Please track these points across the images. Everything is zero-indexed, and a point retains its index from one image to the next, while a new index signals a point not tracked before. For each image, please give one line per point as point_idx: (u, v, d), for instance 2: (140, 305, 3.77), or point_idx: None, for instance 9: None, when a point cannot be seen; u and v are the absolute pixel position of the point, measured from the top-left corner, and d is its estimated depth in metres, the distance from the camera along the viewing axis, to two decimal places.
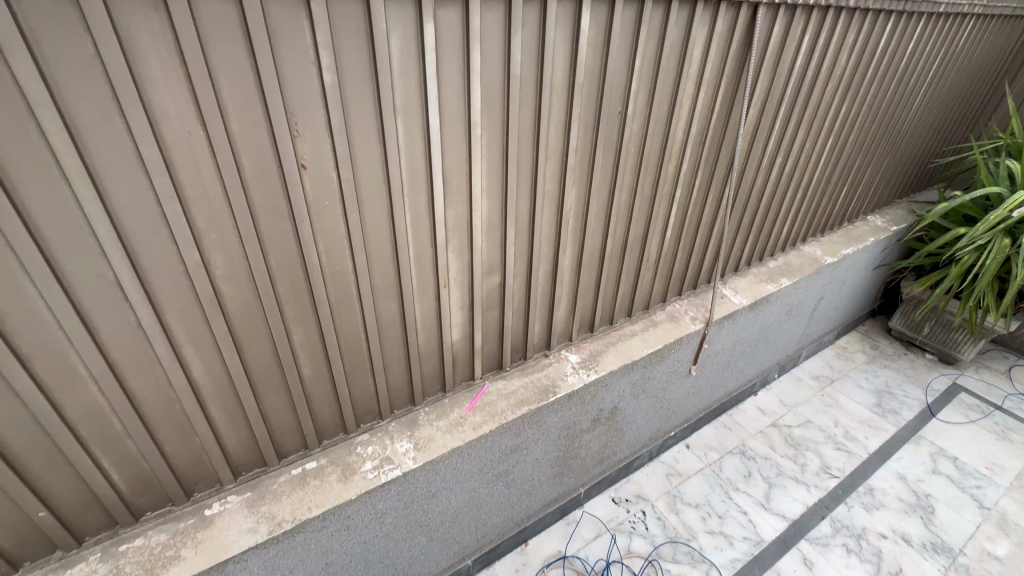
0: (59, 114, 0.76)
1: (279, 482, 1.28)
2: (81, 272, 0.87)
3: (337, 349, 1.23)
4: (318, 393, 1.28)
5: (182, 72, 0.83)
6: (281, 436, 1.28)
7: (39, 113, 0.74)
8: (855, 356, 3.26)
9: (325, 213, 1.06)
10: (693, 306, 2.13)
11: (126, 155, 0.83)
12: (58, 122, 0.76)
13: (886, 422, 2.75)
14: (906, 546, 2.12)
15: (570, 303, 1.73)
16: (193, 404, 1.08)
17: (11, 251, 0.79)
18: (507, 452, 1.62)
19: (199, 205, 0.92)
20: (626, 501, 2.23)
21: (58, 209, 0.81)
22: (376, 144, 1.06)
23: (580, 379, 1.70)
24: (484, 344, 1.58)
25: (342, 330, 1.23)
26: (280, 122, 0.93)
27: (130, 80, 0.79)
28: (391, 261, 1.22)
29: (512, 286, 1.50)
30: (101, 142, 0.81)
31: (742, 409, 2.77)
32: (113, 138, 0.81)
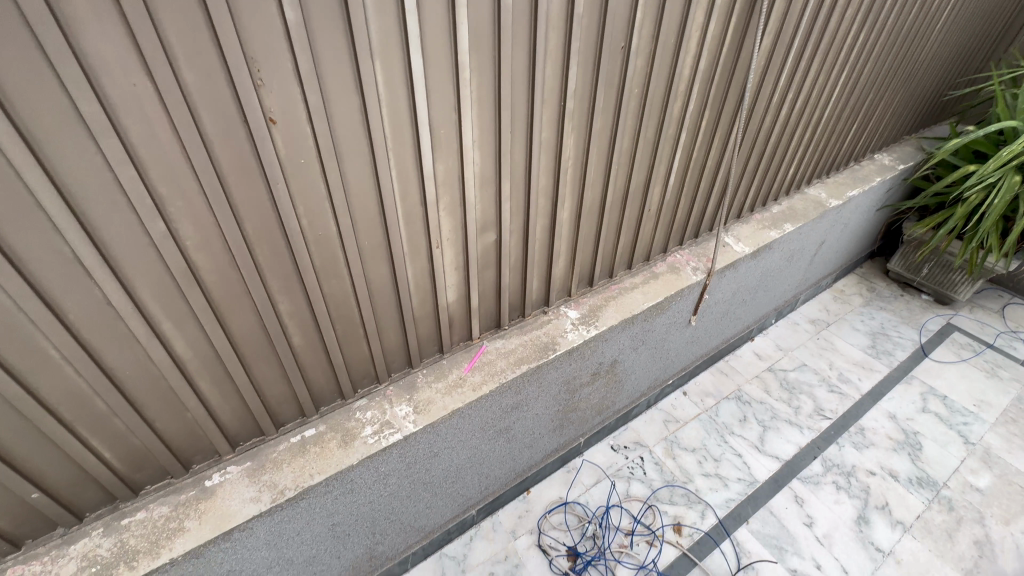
0: None
1: (278, 451, 1.26)
2: (34, 249, 0.78)
3: (328, 316, 1.18)
4: (311, 362, 1.24)
5: (116, 12, 0.70)
6: (277, 406, 1.25)
7: None
8: (852, 300, 3.25)
9: (302, 172, 0.97)
10: (694, 255, 2.06)
11: (64, 115, 0.72)
12: None
13: (880, 364, 2.78)
14: (894, 481, 2.20)
15: (568, 258, 1.66)
16: (179, 381, 1.03)
17: None
18: (508, 409, 1.61)
19: (158, 170, 0.83)
20: (625, 447, 2.27)
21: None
22: (353, 91, 0.95)
23: (580, 336, 1.67)
24: (481, 304, 1.52)
25: (331, 297, 1.16)
26: (239, 69, 0.81)
27: (55, 24, 0.66)
28: (379, 222, 1.14)
29: (508, 243, 1.43)
30: (32, 100, 0.70)
31: (739, 355, 2.78)
32: (45, 94, 0.70)
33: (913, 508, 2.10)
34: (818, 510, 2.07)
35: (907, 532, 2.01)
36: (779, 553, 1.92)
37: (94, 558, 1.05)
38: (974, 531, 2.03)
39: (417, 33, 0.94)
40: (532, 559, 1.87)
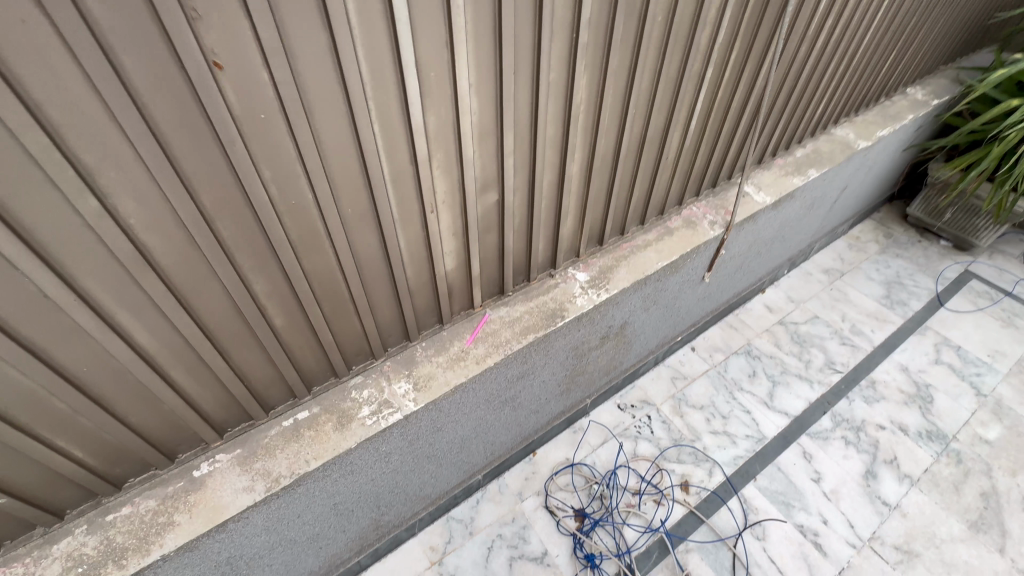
0: None
1: (270, 436, 1.18)
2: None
3: (312, 294, 1.04)
4: (297, 343, 1.12)
5: None
6: (264, 390, 1.15)
7: None
8: (867, 247, 3.11)
9: (265, 130, 0.80)
10: (712, 208, 1.90)
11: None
12: None
13: (893, 315, 2.70)
14: (902, 435, 2.17)
15: (578, 217, 1.51)
16: (148, 374, 0.92)
17: None
18: (514, 379, 1.52)
19: (79, 134, 0.66)
20: (632, 406, 2.22)
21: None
22: (318, 25, 0.75)
23: (590, 301, 1.55)
24: (483, 270, 1.38)
25: (314, 273, 1.03)
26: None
27: None
28: (363, 186, 0.97)
29: (512, 203, 1.27)
30: None
31: (749, 308, 2.68)
32: None
33: (921, 461, 2.09)
34: (826, 465, 2.06)
35: (914, 486, 2.01)
36: (787, 510, 1.92)
37: (79, 558, 0.98)
38: (980, 483, 2.03)
39: None
40: (540, 520, 1.86)
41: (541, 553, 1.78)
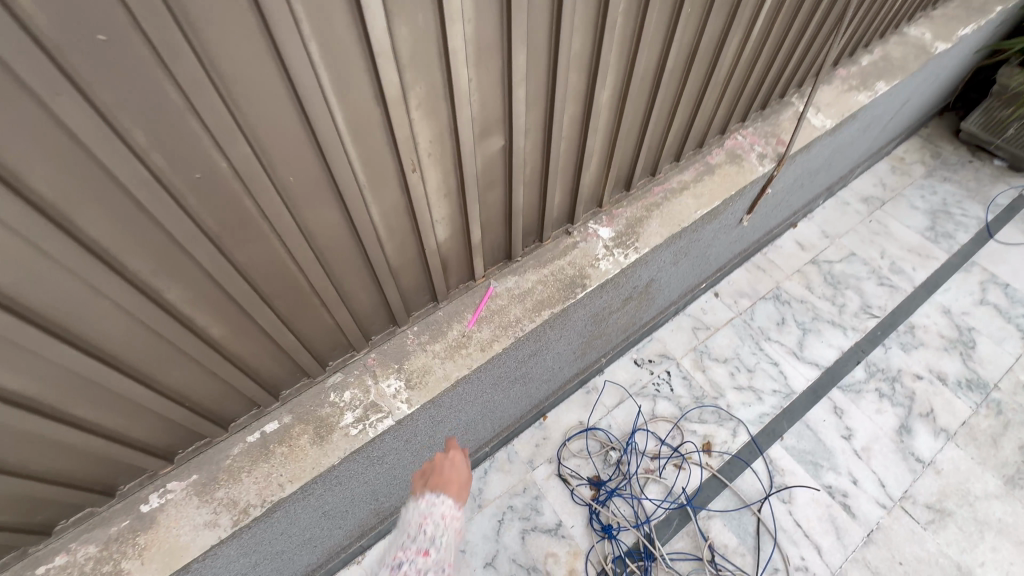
0: None
1: (232, 456, 0.96)
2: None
3: (255, 294, 0.77)
4: (249, 352, 0.86)
5: None
6: (216, 406, 0.91)
7: None
8: (912, 170, 2.76)
9: (115, 67, 0.48)
10: (761, 136, 1.54)
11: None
12: None
13: (937, 249, 2.43)
14: (940, 386, 2.01)
15: (603, 159, 1.18)
16: (38, 421, 0.68)
17: None
18: (525, 358, 1.29)
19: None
20: (650, 361, 2.03)
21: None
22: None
23: (616, 264, 1.26)
24: (485, 236, 1.09)
25: (253, 269, 0.75)
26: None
27: None
28: (306, 146, 0.66)
29: (522, 150, 0.94)
30: None
31: (779, 246, 2.40)
32: None
33: (959, 414, 1.94)
34: (858, 420, 1.92)
35: (950, 440, 1.88)
36: (815, 471, 1.80)
37: None
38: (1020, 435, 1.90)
39: None
40: (553, 490, 1.74)
41: (555, 524, 1.68)
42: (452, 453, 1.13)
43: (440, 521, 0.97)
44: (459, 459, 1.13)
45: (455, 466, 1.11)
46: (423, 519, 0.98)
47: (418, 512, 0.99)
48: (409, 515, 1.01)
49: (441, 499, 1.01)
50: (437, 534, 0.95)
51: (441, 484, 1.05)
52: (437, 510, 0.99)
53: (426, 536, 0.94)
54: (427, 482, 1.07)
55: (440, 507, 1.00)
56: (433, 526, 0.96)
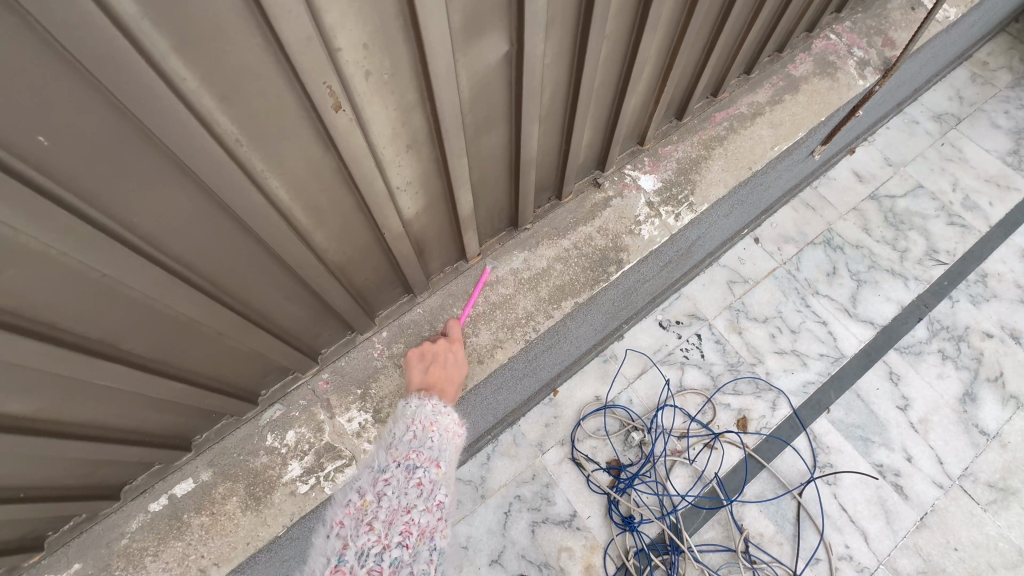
0: None
1: (131, 534, 0.71)
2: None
3: (47, 330, 0.49)
4: (99, 410, 0.59)
5: None
6: (85, 477, 0.65)
7: None
8: (997, 78, 2.27)
9: None
10: (862, 34, 1.10)
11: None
12: None
13: (1020, 178, 2.04)
14: (1013, 345, 1.73)
15: (657, 74, 0.78)
16: None
17: None
18: (537, 355, 0.98)
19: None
20: (677, 323, 1.73)
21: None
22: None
23: (663, 230, 0.91)
24: (482, 200, 0.73)
25: (29, 298, 0.46)
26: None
27: None
28: (41, 75, 0.35)
29: (541, 61, 0.56)
30: None
31: (833, 177, 2.00)
32: None
33: None
34: (916, 389, 1.66)
35: (1020, 409, 1.64)
36: (864, 447, 1.58)
37: None
38: None
39: None
40: (566, 476, 1.52)
41: (569, 515, 1.48)
42: (455, 345, 0.78)
43: (450, 431, 0.68)
44: (462, 355, 0.79)
45: (458, 361, 0.77)
46: (431, 426, 0.66)
47: (420, 411, 0.68)
48: (403, 412, 0.70)
49: (450, 405, 0.71)
50: (449, 446, 0.67)
51: (440, 385, 0.72)
52: (443, 420, 0.69)
53: (436, 444, 0.66)
54: (423, 372, 0.74)
55: (446, 417, 0.69)
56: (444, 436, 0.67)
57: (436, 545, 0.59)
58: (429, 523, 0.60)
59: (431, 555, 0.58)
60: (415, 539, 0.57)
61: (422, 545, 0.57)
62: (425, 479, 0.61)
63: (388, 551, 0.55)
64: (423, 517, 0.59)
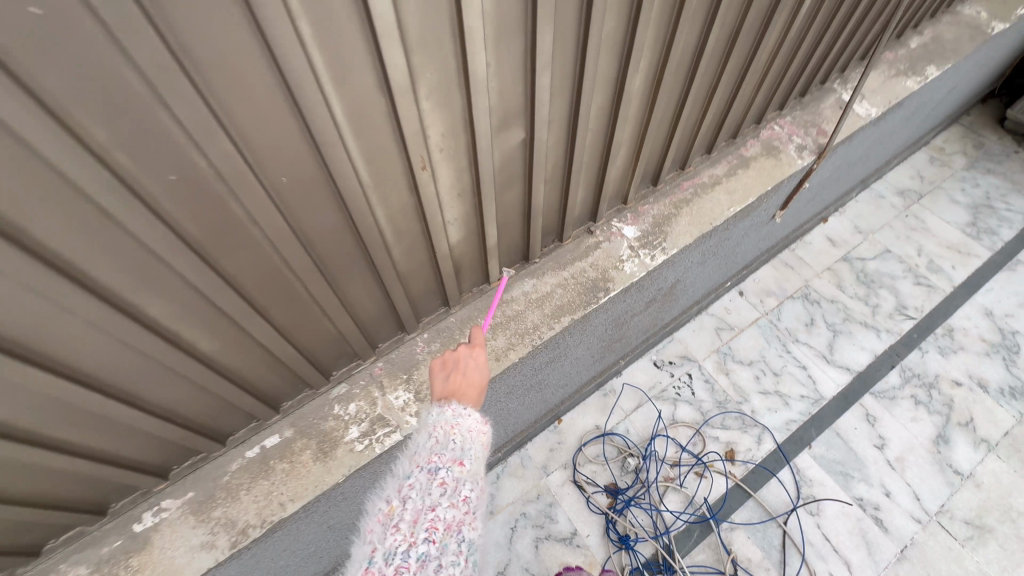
0: None
1: (230, 473, 0.90)
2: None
3: (247, 305, 0.70)
4: (242, 361, 0.79)
5: None
6: (212, 422, 0.85)
7: None
8: (953, 162, 2.60)
9: (49, 39, 0.38)
10: (799, 126, 1.42)
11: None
12: None
13: (979, 246, 2.29)
14: (981, 393, 1.90)
15: (631, 154, 1.09)
16: (5, 447, 0.61)
17: None
18: (541, 365, 1.21)
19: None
20: (670, 363, 1.94)
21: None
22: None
23: (642, 267, 1.17)
24: (503, 235, 1.01)
25: (241, 274, 0.67)
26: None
27: None
28: (292, 137, 0.56)
29: (546, 143, 0.86)
30: None
31: (807, 242, 2.27)
32: None
33: (1001, 424, 1.83)
34: (892, 430, 1.81)
35: (991, 451, 1.77)
36: (845, 481, 1.71)
37: None
38: None
39: None
40: (567, 496, 1.67)
41: (570, 533, 1.61)
42: (474, 351, 0.94)
43: (471, 433, 0.80)
44: (481, 359, 0.95)
45: (478, 364, 0.93)
46: (452, 430, 0.79)
47: (443, 418, 0.81)
48: (429, 420, 0.82)
49: (470, 409, 0.84)
50: (471, 446, 0.79)
51: (461, 392, 0.86)
52: (465, 423, 0.81)
53: (458, 446, 0.78)
54: (446, 381, 0.89)
55: (468, 419, 0.82)
56: (464, 438, 0.80)
57: (463, 536, 0.69)
58: (455, 517, 0.70)
59: (459, 545, 0.68)
60: (442, 533, 0.67)
61: (448, 537, 0.68)
62: (448, 478, 0.73)
63: (417, 545, 0.66)
64: (449, 512, 0.70)
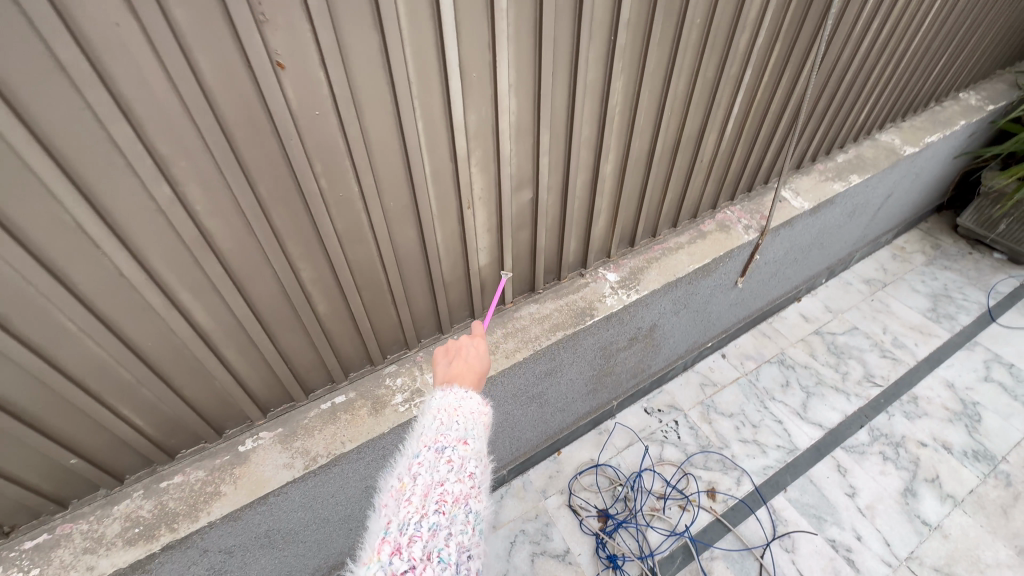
0: None
1: (308, 418, 1.24)
2: (5, 195, 0.67)
3: (353, 283, 1.11)
4: (337, 328, 1.18)
5: None
6: (305, 374, 1.22)
7: None
8: (913, 259, 2.99)
9: (314, 122, 0.84)
10: (747, 212, 1.87)
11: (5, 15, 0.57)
12: None
13: (940, 328, 2.58)
14: (946, 454, 2.08)
15: (610, 218, 1.53)
16: (203, 350, 1.00)
17: None
18: (542, 375, 1.55)
19: (140, 101, 0.69)
20: (659, 410, 2.21)
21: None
22: (367, 8, 0.78)
23: (620, 301, 1.56)
24: (516, 266, 1.42)
25: (355, 260, 1.08)
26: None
27: None
28: (400, 177, 1.01)
29: (546, 202, 1.30)
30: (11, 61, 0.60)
31: (783, 316, 2.62)
32: (26, 52, 0.60)
33: (966, 482, 1.99)
34: (861, 480, 1.99)
35: (958, 506, 1.92)
36: (818, 523, 1.87)
37: (136, 519, 1.07)
38: None
39: None
40: (563, 518, 1.87)
41: (564, 550, 1.79)
42: (474, 341, 1.13)
43: (472, 415, 0.92)
44: (481, 350, 1.13)
45: (479, 354, 1.11)
46: (454, 412, 0.91)
47: (446, 402, 0.92)
48: (431, 405, 0.94)
49: (472, 393, 0.95)
50: (473, 425, 0.91)
51: (461, 375, 1.02)
52: (467, 405, 0.93)
53: (461, 427, 0.89)
54: (448, 367, 1.05)
55: (469, 402, 0.94)
56: (466, 419, 0.91)
57: (470, 507, 0.81)
58: (462, 491, 0.82)
59: (467, 515, 0.80)
60: (451, 505, 0.79)
61: (456, 509, 0.79)
62: (454, 457, 0.84)
63: (427, 517, 0.77)
64: (456, 487, 0.82)
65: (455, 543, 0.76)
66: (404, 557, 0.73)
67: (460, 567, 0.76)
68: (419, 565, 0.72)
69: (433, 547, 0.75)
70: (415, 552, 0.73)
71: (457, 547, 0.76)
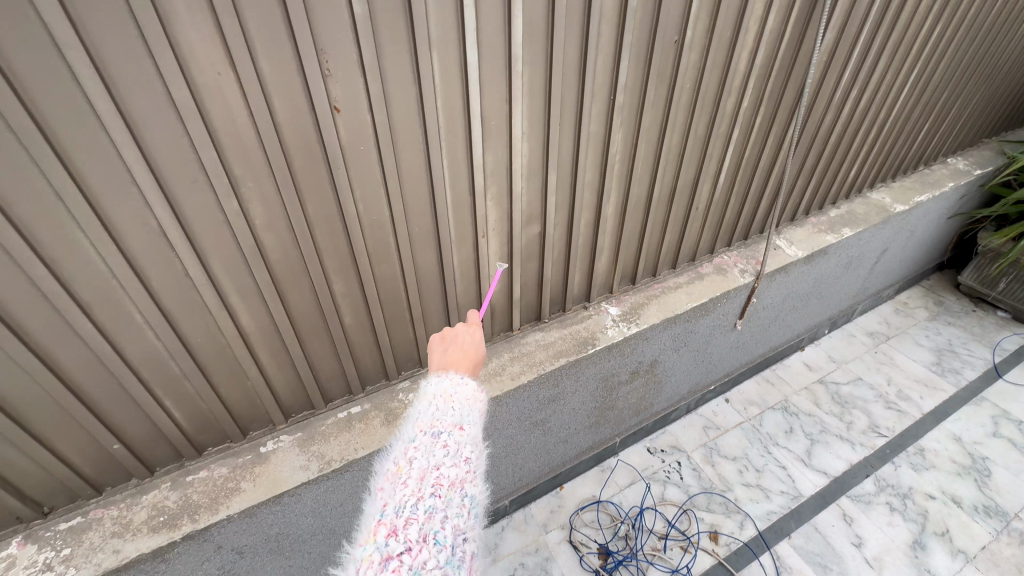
0: (94, 66, 0.73)
1: (326, 425, 1.33)
2: (111, 201, 0.84)
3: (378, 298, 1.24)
4: (359, 340, 1.30)
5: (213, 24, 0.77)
6: (327, 382, 1.33)
7: (85, 82, 0.73)
8: (916, 314, 3.04)
9: (358, 155, 1.01)
10: (743, 258, 2.00)
11: (141, 63, 0.76)
12: (97, 79, 0.74)
13: (945, 382, 2.60)
14: (956, 508, 2.05)
15: (612, 255, 1.66)
16: (242, 350, 1.12)
17: (69, 210, 0.81)
18: (545, 401, 1.63)
19: (225, 131, 0.87)
20: (662, 451, 2.23)
21: (77, 127, 0.77)
22: (409, 66, 0.96)
23: (621, 332, 1.66)
24: (524, 295, 1.54)
25: (381, 278, 1.22)
26: (303, 31, 0.83)
27: (165, 38, 0.75)
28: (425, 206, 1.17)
29: (553, 236, 1.45)
30: (136, 96, 0.78)
31: (787, 364, 2.67)
32: (149, 91, 0.78)
33: (977, 537, 1.95)
34: (868, 530, 1.96)
35: (970, 562, 1.87)
36: (824, 572, 1.83)
37: (161, 508, 1.15)
38: None
39: (475, 37, 0.98)
40: (563, 553, 1.87)
41: None
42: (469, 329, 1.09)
43: (468, 402, 0.93)
44: (477, 335, 1.10)
45: (474, 340, 1.08)
46: (450, 399, 0.92)
47: (441, 390, 0.93)
48: (426, 390, 0.94)
49: (468, 380, 0.96)
50: (468, 412, 0.92)
51: (455, 363, 1.00)
52: (463, 392, 0.94)
53: (457, 413, 0.90)
54: (443, 354, 1.03)
55: (465, 390, 0.95)
56: (462, 405, 0.92)
57: (465, 491, 0.82)
58: (457, 475, 0.83)
59: (462, 499, 0.81)
60: (447, 489, 0.80)
61: (452, 492, 0.80)
62: (450, 443, 0.85)
63: (424, 500, 0.78)
64: (452, 471, 0.83)
65: (451, 525, 0.77)
66: (401, 538, 0.74)
67: (456, 548, 0.77)
68: (416, 545, 0.74)
69: (429, 529, 0.76)
70: (412, 534, 0.75)
71: (453, 529, 0.78)
